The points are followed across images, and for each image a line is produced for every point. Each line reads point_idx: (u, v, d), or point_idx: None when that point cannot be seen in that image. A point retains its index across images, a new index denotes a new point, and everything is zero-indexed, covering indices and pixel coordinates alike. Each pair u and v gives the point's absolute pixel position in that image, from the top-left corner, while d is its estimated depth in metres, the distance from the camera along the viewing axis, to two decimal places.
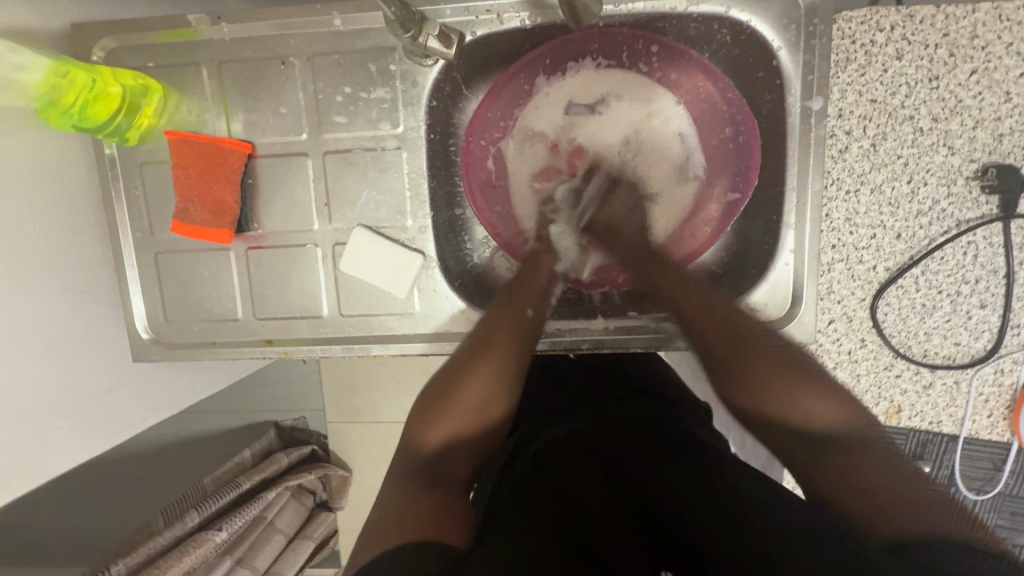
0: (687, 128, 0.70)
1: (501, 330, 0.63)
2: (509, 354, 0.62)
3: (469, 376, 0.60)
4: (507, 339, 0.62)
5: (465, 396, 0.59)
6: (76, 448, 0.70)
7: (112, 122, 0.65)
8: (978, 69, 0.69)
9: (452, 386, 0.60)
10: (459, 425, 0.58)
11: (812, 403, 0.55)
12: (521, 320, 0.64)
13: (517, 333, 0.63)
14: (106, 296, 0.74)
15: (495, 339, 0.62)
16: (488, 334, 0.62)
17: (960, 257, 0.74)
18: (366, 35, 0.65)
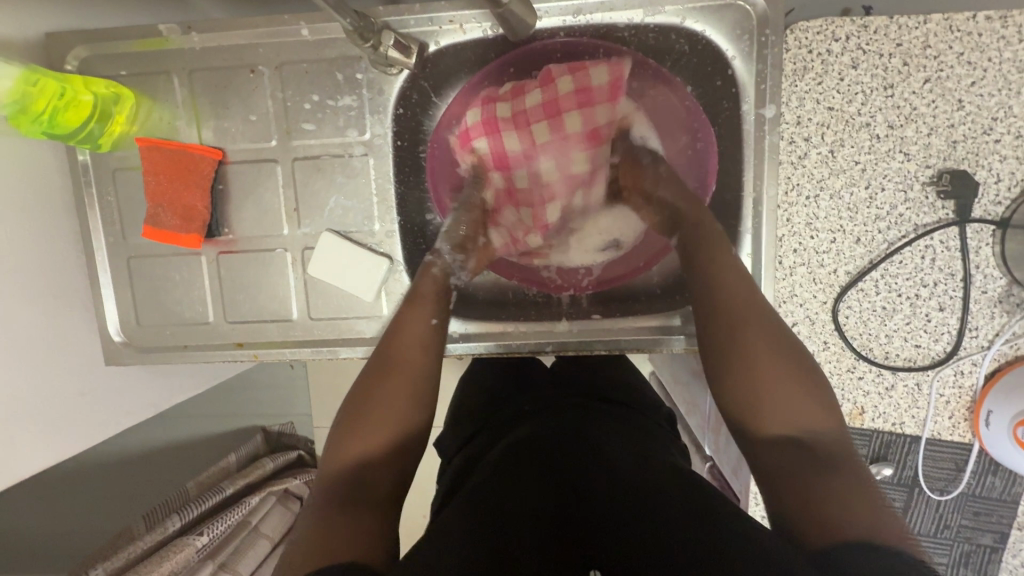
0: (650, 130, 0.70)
1: (403, 341, 0.62)
2: (424, 364, 0.62)
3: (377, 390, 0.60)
4: (415, 348, 0.63)
5: (377, 410, 0.58)
6: (47, 451, 0.70)
7: (84, 129, 0.66)
8: (931, 77, 0.71)
9: (362, 402, 0.59)
10: (369, 440, 0.57)
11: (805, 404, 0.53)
12: (425, 327, 0.64)
13: (425, 342, 0.64)
14: (79, 299, 0.75)
15: (405, 352, 0.62)
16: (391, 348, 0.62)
17: (918, 260, 0.75)
18: (332, 45, 0.67)
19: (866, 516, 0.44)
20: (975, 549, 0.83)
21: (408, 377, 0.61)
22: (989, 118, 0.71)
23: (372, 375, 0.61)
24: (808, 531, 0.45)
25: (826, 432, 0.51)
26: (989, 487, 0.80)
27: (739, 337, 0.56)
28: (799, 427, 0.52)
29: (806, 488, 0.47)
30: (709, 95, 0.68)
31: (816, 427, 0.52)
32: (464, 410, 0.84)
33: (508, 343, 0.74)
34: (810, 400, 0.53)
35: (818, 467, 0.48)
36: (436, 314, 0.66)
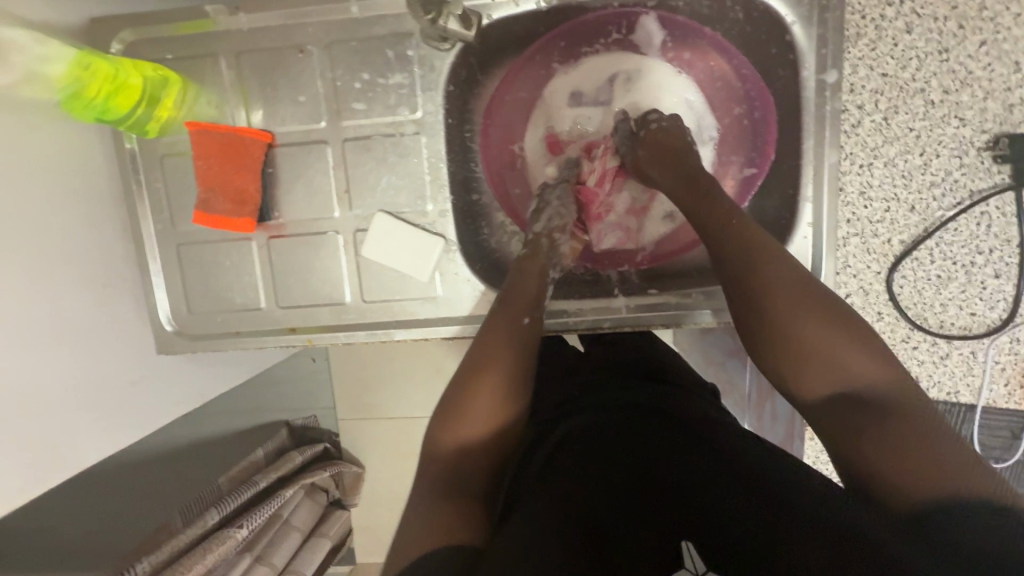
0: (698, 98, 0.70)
1: (505, 333, 0.58)
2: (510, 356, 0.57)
3: (478, 395, 0.55)
4: (505, 343, 0.57)
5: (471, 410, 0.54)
6: (103, 439, 0.70)
7: (133, 114, 0.66)
8: (988, 40, 0.70)
9: (466, 395, 0.55)
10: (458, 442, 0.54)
11: (859, 356, 0.50)
12: (527, 325, 0.59)
13: (517, 341, 0.58)
14: (128, 289, 0.74)
15: (492, 346, 0.57)
16: (491, 334, 0.58)
17: (973, 228, 0.75)
18: (383, 22, 0.66)
19: (931, 455, 0.44)
20: None
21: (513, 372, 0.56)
22: None
23: (479, 358, 0.57)
24: (908, 489, 0.43)
25: (879, 385, 0.49)
26: None
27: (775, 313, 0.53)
28: (852, 378, 0.50)
29: (875, 454, 0.46)
30: (766, 63, 0.67)
31: (867, 376, 0.50)
32: None
33: (562, 321, 0.72)
34: (855, 344, 0.50)
35: (897, 416, 0.47)
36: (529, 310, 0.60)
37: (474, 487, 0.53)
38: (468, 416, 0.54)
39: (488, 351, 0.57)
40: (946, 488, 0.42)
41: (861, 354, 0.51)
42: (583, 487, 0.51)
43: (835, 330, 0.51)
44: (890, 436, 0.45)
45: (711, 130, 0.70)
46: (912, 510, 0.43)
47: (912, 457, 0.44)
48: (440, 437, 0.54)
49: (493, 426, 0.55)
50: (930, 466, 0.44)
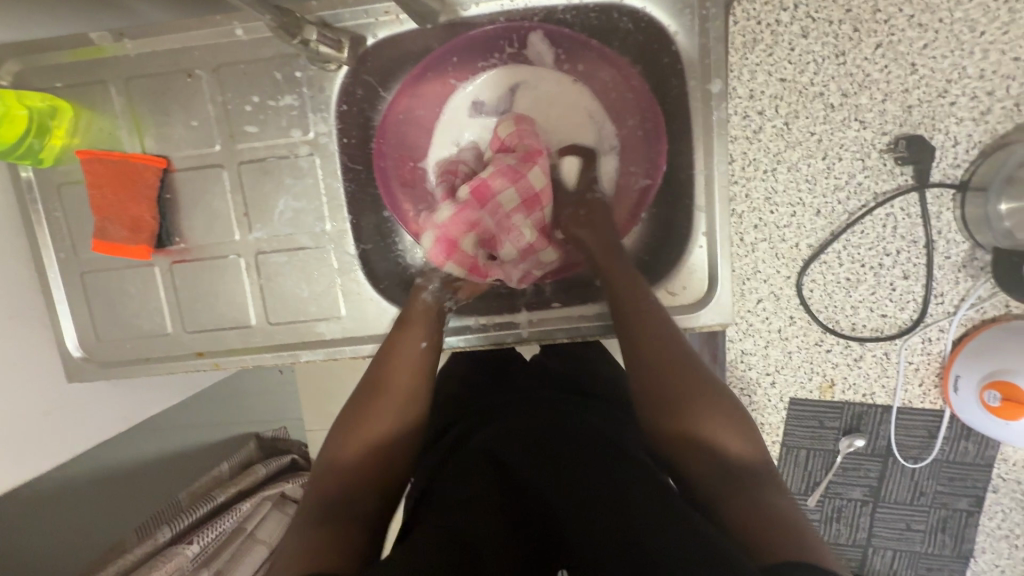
0: (597, 109, 0.70)
1: (402, 363, 0.64)
2: (409, 379, 0.64)
3: (363, 415, 0.61)
4: (403, 365, 0.64)
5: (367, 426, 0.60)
6: (10, 470, 0.70)
7: (23, 144, 0.65)
8: (883, 42, 0.70)
9: (356, 415, 0.61)
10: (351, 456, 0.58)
11: (724, 431, 0.55)
12: (422, 350, 0.65)
13: (420, 369, 0.65)
14: (35, 317, 0.74)
15: (394, 366, 0.64)
16: (388, 365, 0.64)
17: (879, 230, 0.75)
18: (269, 44, 0.65)
19: (784, 523, 0.46)
20: (953, 514, 0.82)
21: (400, 400, 0.62)
22: (944, 80, 0.70)
23: (370, 385, 0.63)
24: (753, 538, 0.46)
25: (741, 456, 0.53)
26: (962, 451, 0.80)
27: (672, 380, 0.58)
28: (717, 452, 0.54)
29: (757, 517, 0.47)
30: (656, 73, 0.67)
31: (734, 450, 0.54)
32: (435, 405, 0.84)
33: (468, 338, 0.72)
34: (682, 390, 0.57)
35: (734, 485, 0.51)
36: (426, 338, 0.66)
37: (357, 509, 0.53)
38: (351, 432, 0.60)
39: (379, 377, 0.63)
40: (790, 547, 0.44)
41: (736, 428, 0.55)
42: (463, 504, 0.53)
43: (691, 390, 0.57)
44: (762, 507, 0.48)
45: (611, 139, 0.71)
46: (773, 560, 0.43)
47: (776, 525, 0.46)
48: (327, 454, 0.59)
49: (375, 440, 0.60)
50: (792, 527, 0.46)
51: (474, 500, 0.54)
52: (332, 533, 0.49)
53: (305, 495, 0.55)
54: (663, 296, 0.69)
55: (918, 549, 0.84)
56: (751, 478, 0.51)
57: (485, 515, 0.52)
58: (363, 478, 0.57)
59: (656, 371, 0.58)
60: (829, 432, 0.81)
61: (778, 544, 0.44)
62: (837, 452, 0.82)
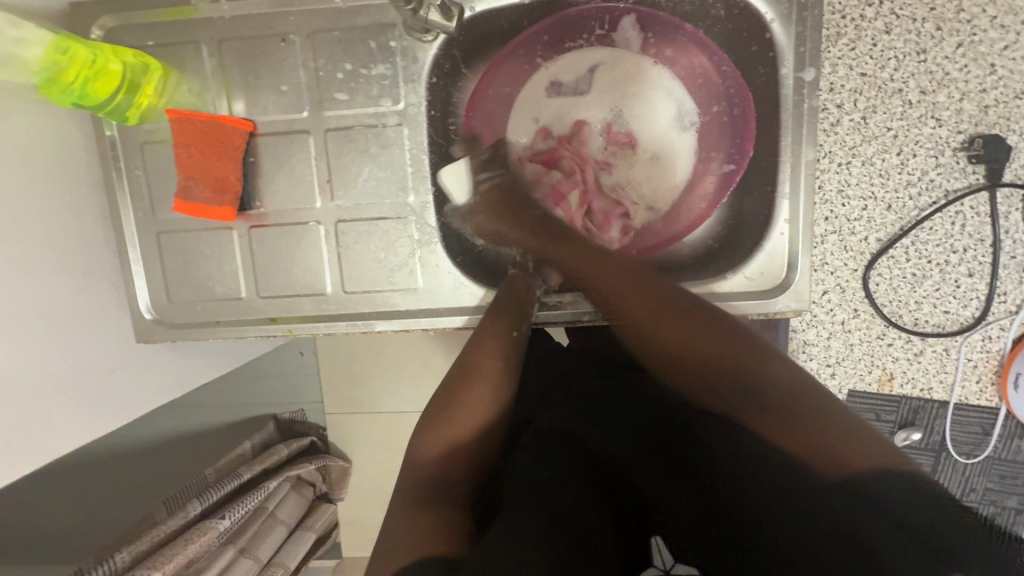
0: (678, 91, 0.70)
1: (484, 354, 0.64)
2: (496, 367, 0.64)
3: (450, 417, 0.60)
4: (491, 354, 0.65)
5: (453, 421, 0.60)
6: (78, 428, 0.70)
7: (112, 101, 0.65)
8: (965, 41, 0.71)
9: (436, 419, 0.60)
10: (447, 448, 0.58)
11: (744, 355, 0.55)
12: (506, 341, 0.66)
13: (505, 356, 0.65)
14: (108, 276, 0.74)
15: (479, 358, 0.64)
16: (473, 358, 0.64)
17: (948, 227, 0.76)
18: (366, 12, 0.66)
19: (840, 436, 0.48)
20: (1000, 511, 0.84)
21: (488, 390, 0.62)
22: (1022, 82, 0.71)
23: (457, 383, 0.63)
24: (814, 467, 0.48)
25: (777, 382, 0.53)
26: (1014, 450, 0.81)
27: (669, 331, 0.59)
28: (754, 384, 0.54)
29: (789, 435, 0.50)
30: (745, 60, 0.68)
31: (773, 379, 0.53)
32: None
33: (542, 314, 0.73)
34: (700, 344, 0.57)
35: (775, 415, 0.52)
36: (516, 327, 0.67)
37: (455, 495, 0.55)
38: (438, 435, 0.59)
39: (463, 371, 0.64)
40: (839, 465, 0.48)
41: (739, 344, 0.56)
42: (539, 482, 0.55)
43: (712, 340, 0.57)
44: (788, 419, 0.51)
45: (692, 115, 0.70)
46: (838, 480, 0.47)
47: (814, 448, 0.49)
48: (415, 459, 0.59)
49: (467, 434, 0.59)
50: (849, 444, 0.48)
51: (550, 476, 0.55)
52: (431, 527, 0.52)
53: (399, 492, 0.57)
54: (739, 280, 0.69)
55: None
56: (791, 402, 0.52)
57: (556, 489, 0.54)
58: (457, 473, 0.57)
59: (647, 314, 0.61)
60: (884, 425, 0.83)
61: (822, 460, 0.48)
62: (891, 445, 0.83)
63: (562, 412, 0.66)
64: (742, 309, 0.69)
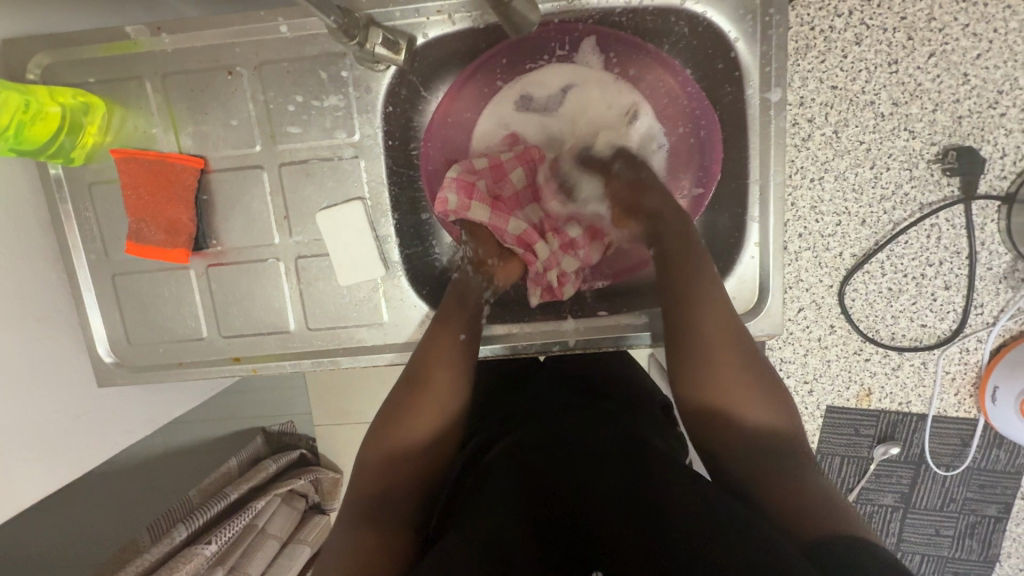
0: (641, 104, 0.68)
1: (441, 361, 0.63)
2: (445, 375, 0.62)
3: (408, 417, 0.60)
4: (440, 366, 0.62)
5: (399, 435, 0.59)
6: (44, 478, 0.69)
7: (54, 143, 0.63)
8: (937, 51, 0.69)
9: (390, 425, 0.60)
10: (388, 468, 0.58)
11: (752, 404, 0.58)
12: (458, 346, 0.64)
13: (456, 363, 0.63)
14: (65, 320, 0.72)
15: (429, 371, 0.62)
16: (422, 371, 0.62)
17: (923, 240, 0.75)
18: (314, 42, 0.63)
19: (821, 504, 0.49)
20: (982, 519, 0.83)
21: (441, 402, 0.61)
22: (995, 91, 0.70)
23: (414, 379, 0.62)
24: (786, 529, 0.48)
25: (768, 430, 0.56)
26: (993, 460, 0.81)
27: (713, 354, 0.58)
28: (748, 435, 0.56)
29: (774, 494, 0.51)
30: (711, 79, 0.65)
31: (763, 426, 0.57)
32: None
33: (513, 346, 0.71)
34: (767, 406, 0.58)
35: (768, 468, 0.53)
36: (464, 331, 0.65)
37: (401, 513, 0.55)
38: (388, 439, 0.59)
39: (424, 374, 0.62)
40: (811, 531, 0.46)
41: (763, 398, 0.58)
42: (517, 515, 0.52)
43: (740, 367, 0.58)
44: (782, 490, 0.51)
45: (659, 137, 0.69)
46: (808, 542, 0.46)
47: (798, 498, 0.50)
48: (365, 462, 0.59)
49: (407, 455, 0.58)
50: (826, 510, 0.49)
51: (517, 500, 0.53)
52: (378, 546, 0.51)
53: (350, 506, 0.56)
54: None
55: (946, 554, 0.86)
56: (777, 455, 0.55)
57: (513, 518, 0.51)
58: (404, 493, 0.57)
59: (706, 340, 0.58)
60: (863, 439, 0.82)
61: (799, 521, 0.48)
62: (870, 459, 0.83)
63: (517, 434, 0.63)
64: None
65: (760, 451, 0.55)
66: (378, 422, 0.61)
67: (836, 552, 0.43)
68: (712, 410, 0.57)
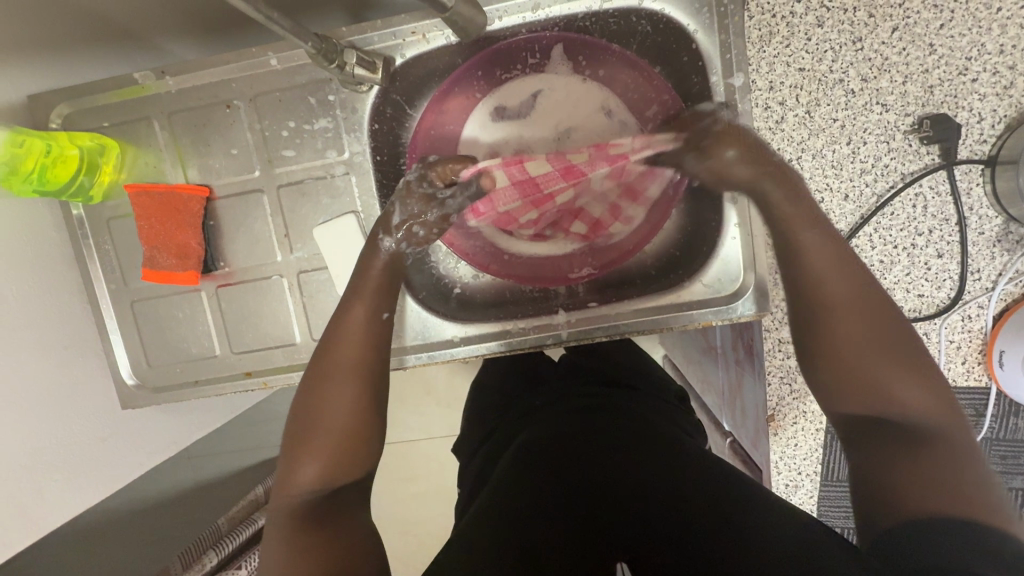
0: (611, 101, 0.70)
1: (342, 342, 0.62)
2: (359, 356, 0.62)
3: (322, 402, 0.60)
4: (355, 343, 0.62)
5: (329, 418, 0.59)
6: (73, 500, 0.73)
7: (74, 182, 0.69)
8: (899, 26, 0.71)
9: (314, 408, 0.60)
10: (316, 462, 0.57)
11: (907, 387, 0.50)
12: (372, 324, 0.64)
13: (370, 339, 0.63)
14: (90, 346, 0.77)
15: (338, 351, 0.62)
16: (330, 350, 0.62)
17: (909, 210, 0.75)
18: (303, 71, 0.68)
19: (939, 488, 0.45)
20: (1008, 494, 0.81)
21: (351, 375, 0.61)
22: (964, 58, 0.71)
23: (314, 383, 0.61)
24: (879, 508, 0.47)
25: (925, 417, 0.49)
26: (1011, 429, 0.79)
27: (847, 330, 0.53)
28: (893, 401, 0.51)
29: (892, 476, 0.47)
30: (678, 71, 0.68)
31: (917, 410, 0.50)
32: (476, 413, 0.85)
33: (508, 342, 0.74)
34: (925, 389, 0.50)
35: (902, 446, 0.48)
36: (386, 310, 0.65)
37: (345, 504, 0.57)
38: (316, 429, 0.59)
39: (322, 371, 0.61)
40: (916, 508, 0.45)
41: (925, 382, 0.50)
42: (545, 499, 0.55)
43: (886, 353, 0.52)
44: (898, 471, 0.47)
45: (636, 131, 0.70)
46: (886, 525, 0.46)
47: (920, 488, 0.45)
48: (288, 469, 0.57)
49: (331, 443, 0.58)
50: (942, 489, 0.45)
51: (549, 473, 0.58)
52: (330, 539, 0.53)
53: (285, 503, 0.56)
54: (699, 288, 0.71)
55: None
56: (928, 444, 0.48)
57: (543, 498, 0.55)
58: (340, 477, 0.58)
59: (847, 299, 0.54)
60: None
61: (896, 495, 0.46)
62: None
63: (539, 431, 0.66)
64: (704, 318, 0.70)
65: (910, 428, 0.49)
66: (297, 415, 0.60)
67: (897, 539, 0.44)
68: (862, 374, 0.52)
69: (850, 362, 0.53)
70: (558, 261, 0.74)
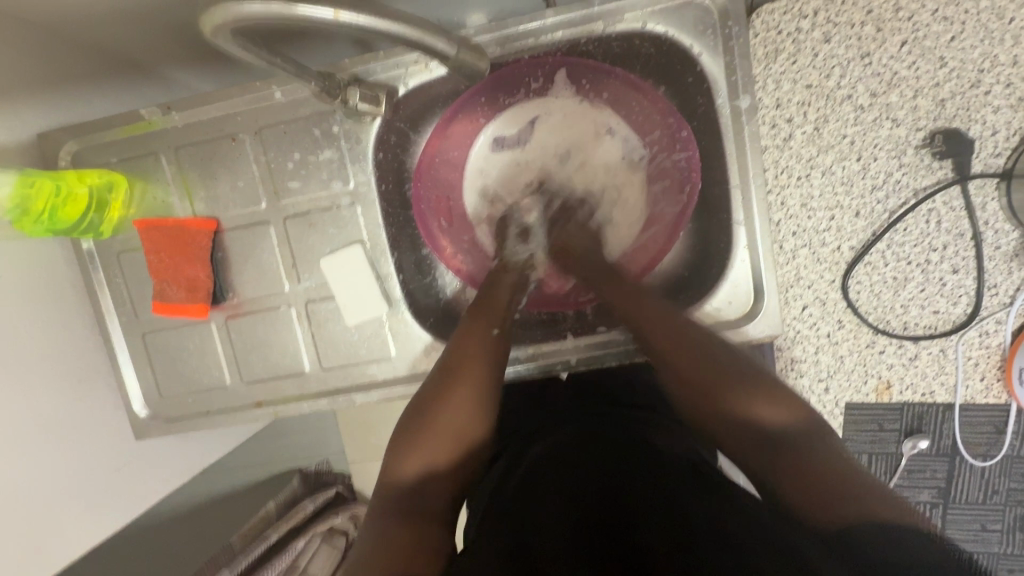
0: (614, 121, 0.71)
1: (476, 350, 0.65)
2: (485, 360, 0.64)
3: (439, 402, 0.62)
4: (479, 352, 0.65)
5: (446, 416, 0.61)
6: (88, 531, 0.74)
7: (84, 220, 0.70)
8: (908, 39, 0.70)
9: (423, 410, 0.62)
10: (422, 462, 0.58)
11: (765, 404, 0.54)
12: (490, 337, 0.66)
13: (492, 351, 0.66)
14: (102, 378, 0.77)
15: (468, 358, 0.64)
16: (461, 355, 0.64)
17: (923, 226, 0.73)
18: (306, 103, 0.69)
19: (842, 486, 0.46)
20: None
21: (478, 378, 0.63)
22: (976, 71, 0.69)
23: (434, 389, 0.63)
24: (807, 515, 0.45)
25: (787, 426, 0.52)
26: None
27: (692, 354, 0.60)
28: (752, 420, 0.54)
29: (780, 476, 0.49)
30: (682, 93, 0.68)
31: (778, 423, 0.53)
32: None
33: (517, 368, 0.73)
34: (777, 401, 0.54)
35: (787, 452, 0.50)
36: (496, 324, 0.67)
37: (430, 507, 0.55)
38: (428, 424, 0.61)
39: (454, 374, 0.63)
40: (835, 516, 0.44)
41: (771, 394, 0.55)
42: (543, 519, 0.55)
43: (726, 375, 0.57)
44: (780, 472, 0.49)
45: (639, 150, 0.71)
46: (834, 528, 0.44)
47: (813, 488, 0.46)
48: (389, 466, 0.59)
49: (445, 442, 0.60)
50: (849, 491, 0.45)
51: (549, 500, 0.57)
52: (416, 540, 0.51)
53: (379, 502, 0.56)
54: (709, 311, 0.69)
55: (995, 550, 0.82)
56: (797, 446, 0.50)
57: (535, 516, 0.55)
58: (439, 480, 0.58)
59: (666, 330, 0.63)
60: (889, 434, 0.80)
61: (817, 506, 0.45)
62: (899, 455, 0.80)
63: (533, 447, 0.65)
64: None
65: (781, 440, 0.51)
66: (411, 415, 0.62)
67: (864, 541, 0.42)
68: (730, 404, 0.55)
69: (709, 389, 0.57)
70: (566, 286, 0.74)
